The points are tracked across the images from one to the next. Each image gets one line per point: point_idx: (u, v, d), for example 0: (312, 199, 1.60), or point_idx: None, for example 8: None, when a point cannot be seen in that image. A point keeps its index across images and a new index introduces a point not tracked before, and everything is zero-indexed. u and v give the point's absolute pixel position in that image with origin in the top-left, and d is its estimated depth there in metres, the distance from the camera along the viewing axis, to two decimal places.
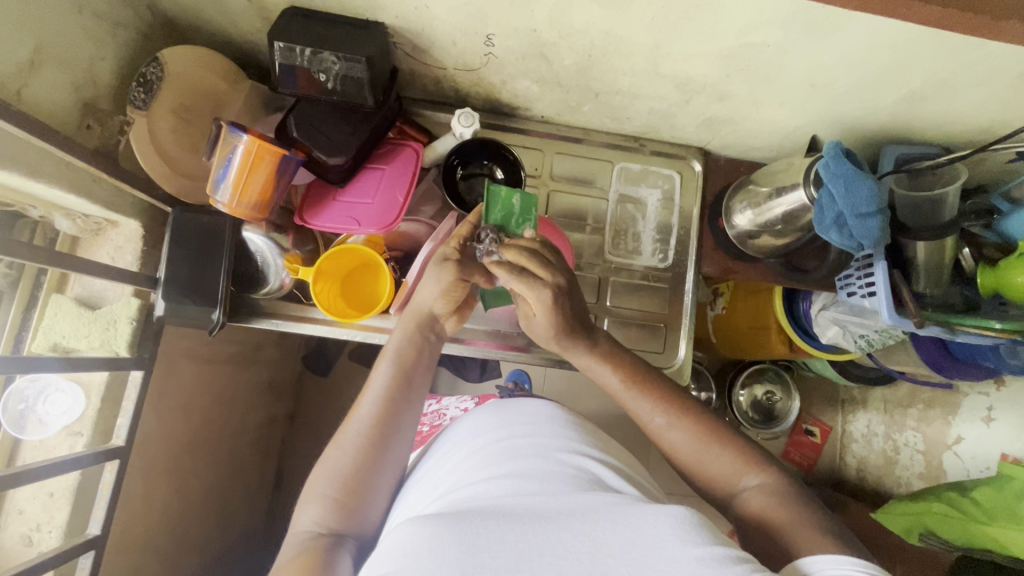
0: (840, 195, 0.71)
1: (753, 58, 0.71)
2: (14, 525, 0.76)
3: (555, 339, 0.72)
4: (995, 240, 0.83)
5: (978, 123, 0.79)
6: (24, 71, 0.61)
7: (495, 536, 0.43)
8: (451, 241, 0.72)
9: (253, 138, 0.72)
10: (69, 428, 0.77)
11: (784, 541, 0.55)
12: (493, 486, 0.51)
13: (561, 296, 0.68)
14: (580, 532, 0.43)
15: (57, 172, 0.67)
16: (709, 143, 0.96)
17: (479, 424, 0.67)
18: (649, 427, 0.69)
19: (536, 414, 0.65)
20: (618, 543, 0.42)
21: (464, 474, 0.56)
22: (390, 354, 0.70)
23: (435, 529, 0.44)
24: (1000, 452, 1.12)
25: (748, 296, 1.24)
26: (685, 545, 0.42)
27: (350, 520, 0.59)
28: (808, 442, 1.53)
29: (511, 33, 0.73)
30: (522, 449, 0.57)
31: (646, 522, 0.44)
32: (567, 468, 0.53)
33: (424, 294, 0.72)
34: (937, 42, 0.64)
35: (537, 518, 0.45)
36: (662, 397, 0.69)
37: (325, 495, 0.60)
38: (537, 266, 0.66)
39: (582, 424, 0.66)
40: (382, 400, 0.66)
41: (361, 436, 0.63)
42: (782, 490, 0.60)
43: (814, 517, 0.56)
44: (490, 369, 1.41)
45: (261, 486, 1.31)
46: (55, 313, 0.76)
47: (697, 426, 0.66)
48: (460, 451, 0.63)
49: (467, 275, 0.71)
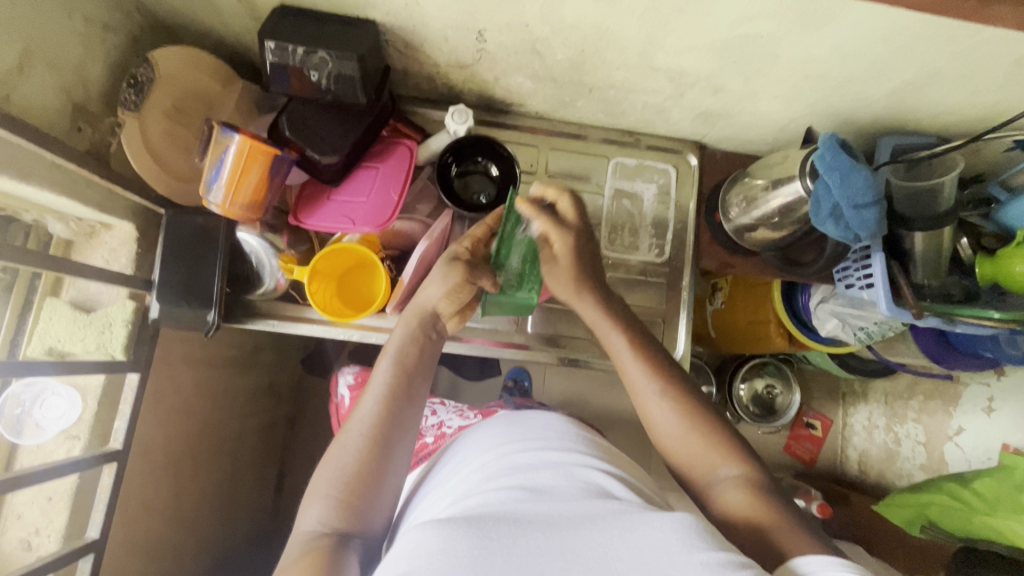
0: (836, 186, 0.70)
1: (747, 50, 0.70)
2: (13, 530, 0.75)
3: (572, 285, 0.74)
4: (993, 230, 0.83)
5: (974, 111, 0.78)
6: (13, 74, 0.61)
7: (506, 540, 0.43)
8: (464, 241, 0.74)
9: (246, 139, 0.72)
10: (67, 432, 0.76)
11: (764, 538, 0.54)
12: (503, 495, 0.50)
13: (585, 242, 0.73)
14: (589, 539, 0.43)
15: (49, 176, 0.66)
16: (705, 137, 0.96)
17: (490, 437, 0.67)
18: (640, 396, 0.69)
19: (548, 429, 0.64)
20: (625, 549, 0.42)
21: (474, 484, 0.56)
22: (392, 350, 0.69)
23: (448, 531, 0.44)
24: (1001, 443, 1.11)
25: (747, 290, 1.24)
26: (690, 550, 0.42)
27: (355, 518, 0.59)
28: (808, 434, 1.56)
29: (503, 28, 0.73)
30: (530, 462, 0.56)
31: (652, 528, 0.43)
32: (577, 483, 0.52)
33: (429, 293, 0.72)
34: (931, 31, 0.64)
35: (548, 525, 0.44)
36: (660, 369, 0.69)
37: (328, 496, 0.59)
38: (569, 208, 0.72)
39: (591, 439, 0.65)
40: (382, 399, 0.65)
41: (363, 435, 0.63)
42: (759, 484, 0.60)
43: (794, 522, 0.55)
44: (489, 367, 1.42)
45: (262, 488, 1.31)
46: (50, 317, 0.75)
47: (687, 406, 0.66)
48: (472, 462, 0.63)
49: (475, 278, 0.72)
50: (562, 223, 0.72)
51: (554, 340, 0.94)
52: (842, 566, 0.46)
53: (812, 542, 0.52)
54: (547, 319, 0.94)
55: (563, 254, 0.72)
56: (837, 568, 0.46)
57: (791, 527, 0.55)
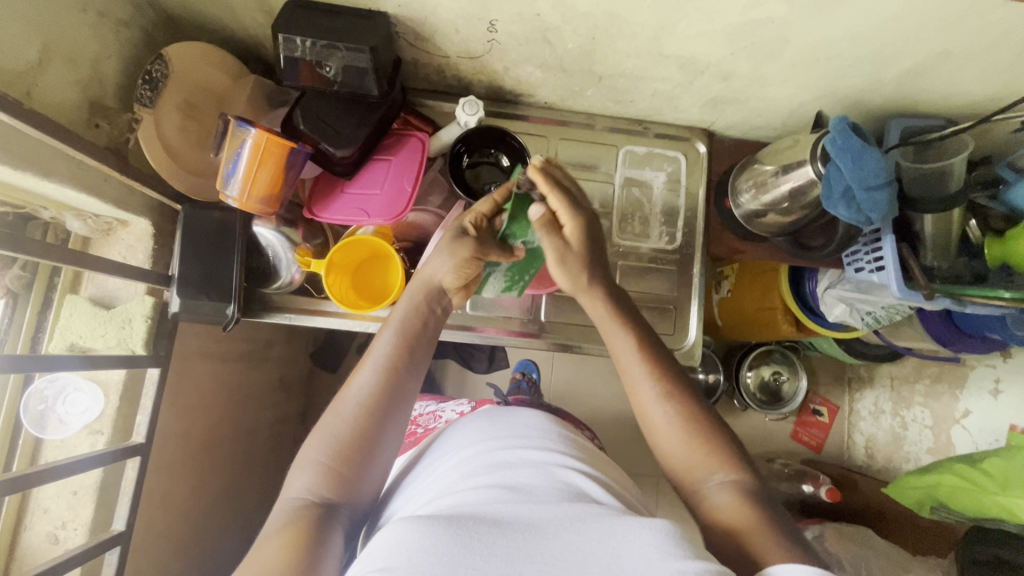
0: (849, 169, 0.71)
1: (758, 35, 0.71)
2: (39, 524, 0.76)
3: (586, 274, 0.72)
4: (1002, 212, 0.83)
5: (982, 93, 0.79)
6: (32, 70, 0.61)
7: (486, 540, 0.43)
8: (468, 215, 0.72)
9: (261, 132, 0.72)
10: (90, 426, 0.77)
11: (745, 548, 0.54)
12: (482, 494, 0.51)
13: (590, 224, 0.72)
14: (567, 542, 0.43)
15: (69, 172, 0.67)
16: (714, 124, 0.96)
17: (471, 431, 0.67)
18: (640, 397, 0.67)
19: (528, 426, 0.65)
20: (603, 553, 0.42)
21: (452, 482, 0.56)
22: (395, 322, 0.69)
23: (428, 528, 0.44)
24: (1008, 425, 1.11)
25: (753, 277, 1.25)
26: (667, 557, 0.41)
27: (343, 489, 0.60)
28: (815, 422, 1.56)
29: (515, 17, 0.73)
30: (509, 460, 0.57)
31: (630, 534, 0.44)
32: (555, 484, 0.53)
33: (435, 266, 0.72)
34: (943, 10, 0.64)
35: (527, 527, 0.45)
36: (663, 372, 0.67)
37: (318, 463, 0.60)
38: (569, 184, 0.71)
39: (572, 437, 0.66)
40: (381, 370, 0.65)
41: (359, 403, 0.63)
42: (750, 492, 0.59)
43: (776, 534, 0.54)
44: (498, 359, 1.38)
45: (276, 481, 1.32)
46: (70, 313, 0.76)
47: (686, 416, 0.64)
48: (450, 460, 0.64)
49: (483, 253, 0.72)
50: (568, 198, 0.70)
51: (565, 329, 0.94)
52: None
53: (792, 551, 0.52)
54: (558, 307, 0.95)
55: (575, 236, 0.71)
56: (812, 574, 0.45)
57: (774, 535, 0.54)
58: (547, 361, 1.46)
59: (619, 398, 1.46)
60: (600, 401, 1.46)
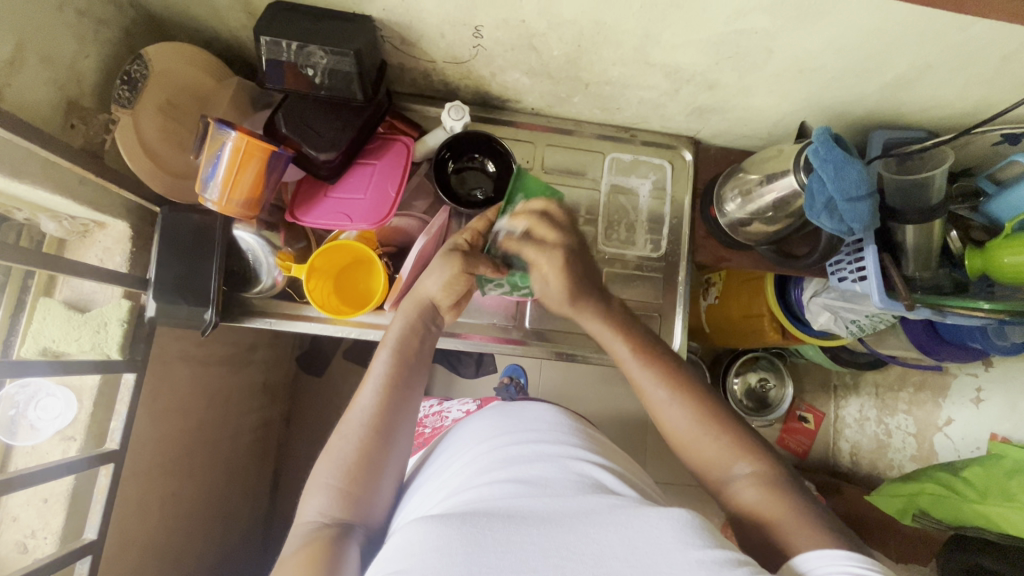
0: (830, 180, 0.71)
1: (740, 45, 0.71)
2: (9, 532, 0.75)
3: (569, 305, 0.70)
4: (982, 223, 0.86)
5: (963, 106, 0.80)
6: (6, 70, 0.60)
7: (500, 537, 0.42)
8: (464, 233, 0.74)
9: (241, 135, 0.71)
10: (62, 432, 0.76)
11: (779, 539, 0.53)
12: (497, 489, 0.50)
13: (574, 258, 0.69)
14: (583, 534, 0.42)
15: (42, 173, 0.66)
16: (700, 133, 0.97)
17: (484, 429, 0.67)
18: (650, 399, 0.67)
19: (540, 420, 0.65)
20: (620, 544, 0.41)
21: (467, 479, 0.55)
22: (391, 342, 0.68)
23: (442, 529, 0.43)
24: (989, 433, 1.12)
25: (739, 285, 1.25)
26: (686, 547, 0.41)
27: (357, 509, 0.59)
28: (801, 428, 1.58)
29: (500, 24, 0.73)
30: (524, 454, 0.56)
31: (646, 524, 0.43)
32: (570, 475, 0.52)
33: (427, 284, 0.72)
34: (922, 25, 0.65)
35: (543, 521, 0.44)
36: (668, 368, 0.67)
37: (330, 485, 0.59)
38: (546, 226, 0.68)
39: (582, 430, 0.66)
40: (381, 389, 0.64)
41: (364, 424, 0.62)
42: (774, 480, 0.58)
43: (812, 521, 0.53)
44: (485, 364, 1.42)
45: (257, 487, 1.30)
46: (44, 316, 0.75)
47: (700, 409, 0.64)
48: (463, 457, 0.63)
49: (471, 269, 0.71)
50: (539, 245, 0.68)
51: (550, 336, 0.94)
52: (852, 562, 0.46)
53: (824, 537, 0.51)
54: (544, 314, 0.94)
55: (551, 276, 0.68)
56: (847, 563, 0.46)
57: (807, 524, 0.53)
58: (535, 366, 1.46)
59: (605, 404, 1.47)
60: (587, 408, 1.46)
